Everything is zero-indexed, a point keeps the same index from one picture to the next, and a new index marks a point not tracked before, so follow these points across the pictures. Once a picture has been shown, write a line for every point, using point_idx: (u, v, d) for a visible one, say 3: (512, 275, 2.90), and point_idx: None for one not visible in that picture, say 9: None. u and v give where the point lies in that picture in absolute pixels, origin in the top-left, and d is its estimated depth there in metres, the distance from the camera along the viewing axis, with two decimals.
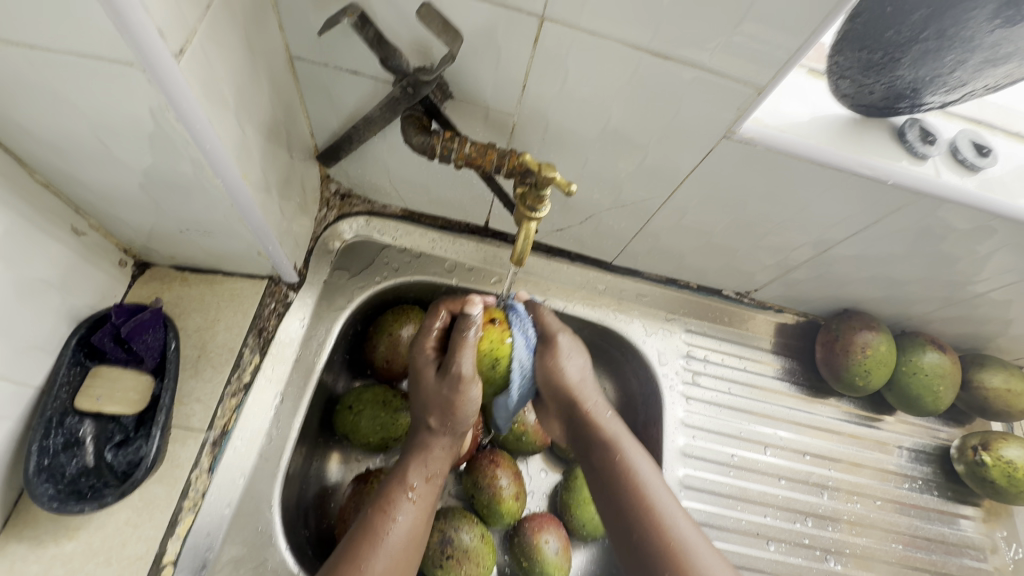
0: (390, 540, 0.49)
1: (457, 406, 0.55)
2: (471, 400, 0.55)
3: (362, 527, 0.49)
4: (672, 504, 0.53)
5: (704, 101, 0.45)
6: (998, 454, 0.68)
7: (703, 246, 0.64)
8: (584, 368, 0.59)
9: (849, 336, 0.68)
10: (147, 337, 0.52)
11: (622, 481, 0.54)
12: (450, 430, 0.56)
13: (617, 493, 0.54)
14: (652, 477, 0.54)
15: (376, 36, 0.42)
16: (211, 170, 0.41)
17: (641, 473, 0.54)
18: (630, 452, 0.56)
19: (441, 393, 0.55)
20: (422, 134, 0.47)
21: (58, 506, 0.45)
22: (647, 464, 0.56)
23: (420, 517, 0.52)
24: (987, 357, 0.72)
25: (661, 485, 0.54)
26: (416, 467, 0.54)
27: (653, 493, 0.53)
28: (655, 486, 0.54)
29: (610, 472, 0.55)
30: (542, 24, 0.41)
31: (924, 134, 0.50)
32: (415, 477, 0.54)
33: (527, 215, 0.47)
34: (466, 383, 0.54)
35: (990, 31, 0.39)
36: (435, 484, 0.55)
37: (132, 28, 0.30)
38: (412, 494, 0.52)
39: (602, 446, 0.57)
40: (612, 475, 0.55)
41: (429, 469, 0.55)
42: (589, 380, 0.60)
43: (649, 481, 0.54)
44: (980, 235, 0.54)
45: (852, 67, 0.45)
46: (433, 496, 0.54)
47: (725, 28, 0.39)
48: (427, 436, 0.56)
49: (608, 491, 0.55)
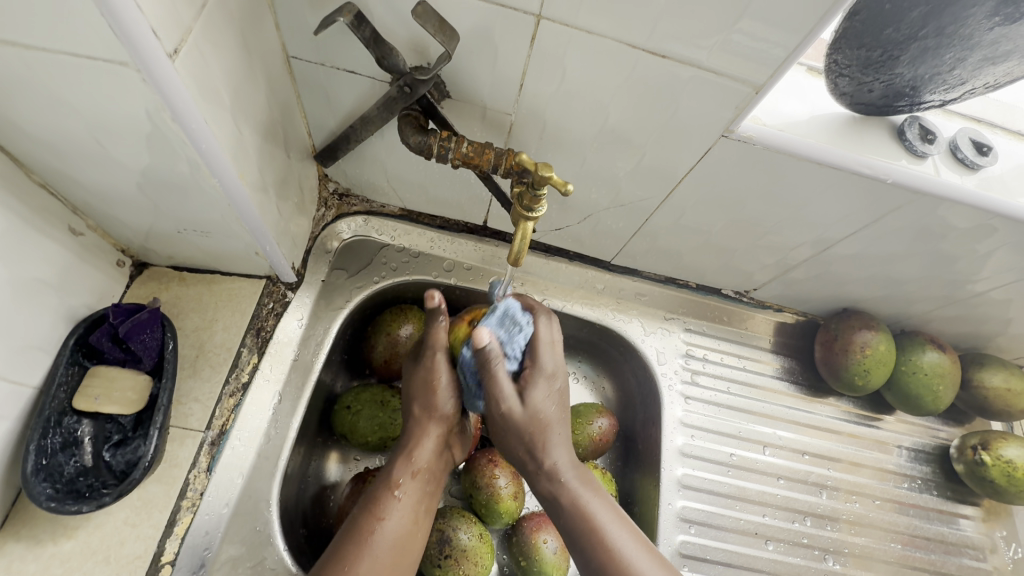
0: (378, 541, 0.49)
1: (435, 388, 0.55)
2: (445, 382, 0.55)
3: (350, 527, 0.50)
4: (639, 551, 0.50)
5: (701, 100, 0.45)
6: (998, 453, 0.68)
7: (702, 245, 0.64)
8: (551, 411, 0.52)
9: (848, 335, 0.68)
10: (145, 337, 0.51)
11: (590, 540, 0.50)
12: (434, 419, 0.55)
13: (585, 551, 0.50)
14: (620, 530, 0.51)
15: (373, 35, 0.41)
16: (207, 170, 0.41)
17: (607, 529, 0.50)
18: (594, 505, 0.52)
19: (419, 377, 0.55)
20: (419, 133, 0.47)
21: (56, 506, 0.44)
22: (611, 514, 0.52)
23: (408, 512, 0.51)
24: (987, 356, 0.72)
25: (629, 538, 0.50)
26: (402, 462, 0.54)
27: (622, 548, 0.49)
28: (623, 540, 0.50)
29: (576, 529, 0.51)
30: (540, 23, 0.41)
31: (924, 133, 0.50)
32: (401, 473, 0.53)
33: (524, 214, 0.47)
34: (437, 365, 0.54)
35: (990, 29, 0.39)
36: (425, 477, 0.54)
37: (126, 28, 0.29)
38: (398, 491, 0.52)
39: (564, 504, 0.52)
40: (578, 534, 0.51)
41: (418, 463, 0.54)
42: (554, 420, 0.52)
43: (615, 536, 0.50)
44: (980, 234, 0.54)
45: (851, 65, 0.45)
46: (423, 489, 0.53)
47: (722, 27, 0.39)
48: (415, 426, 0.55)
49: (577, 550, 0.51)
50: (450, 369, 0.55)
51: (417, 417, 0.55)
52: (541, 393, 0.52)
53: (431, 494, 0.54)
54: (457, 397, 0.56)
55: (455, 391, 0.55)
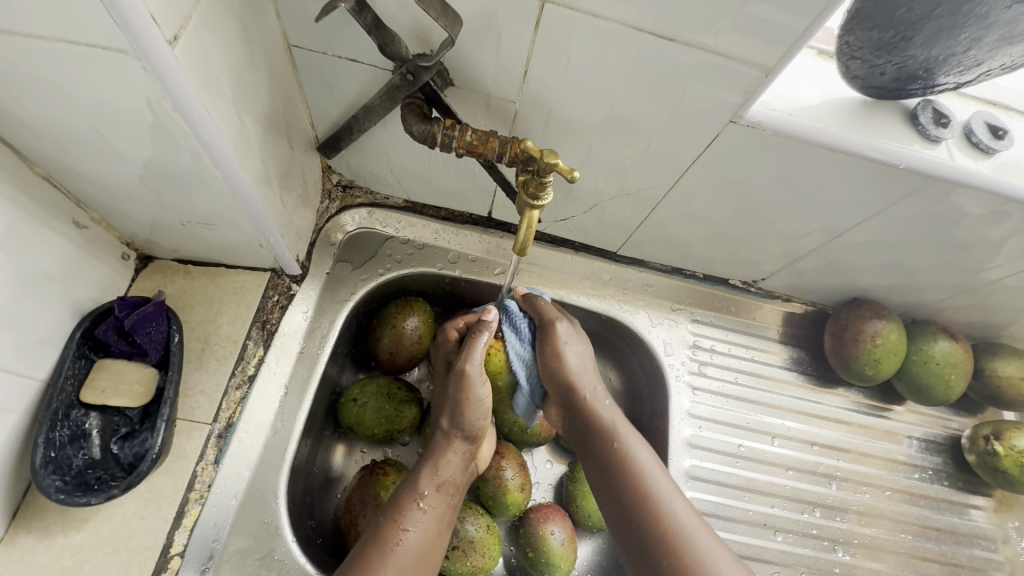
0: (403, 552, 0.48)
1: (466, 406, 0.56)
2: (479, 397, 0.56)
3: (374, 537, 0.49)
4: (670, 489, 0.51)
5: (710, 84, 0.44)
6: (1010, 443, 0.67)
7: (709, 234, 0.63)
8: (584, 362, 0.59)
9: (858, 325, 0.67)
10: (151, 329, 0.51)
11: (624, 474, 0.52)
12: (461, 433, 0.56)
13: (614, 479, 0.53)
14: (655, 469, 0.52)
15: (374, 20, 0.40)
16: (210, 161, 0.40)
17: (642, 465, 0.52)
18: (631, 442, 0.54)
19: (454, 394, 0.57)
20: (422, 121, 0.47)
21: (64, 498, 0.44)
22: (648, 455, 0.54)
23: (432, 525, 0.51)
24: (999, 345, 0.71)
25: (662, 477, 0.52)
26: (425, 475, 0.54)
27: (654, 483, 0.51)
28: (656, 478, 0.51)
29: (612, 464, 0.53)
30: (543, 7, 0.40)
31: (937, 116, 0.49)
32: (424, 484, 0.53)
33: (528, 203, 0.46)
34: (470, 381, 0.56)
35: (1006, 7, 0.38)
36: (448, 491, 0.54)
37: (125, 13, 0.29)
38: (423, 502, 0.52)
39: (603, 439, 0.55)
40: (613, 468, 0.53)
41: (442, 475, 0.54)
42: (590, 370, 0.59)
43: (650, 473, 0.52)
44: (995, 220, 0.53)
45: (863, 47, 0.44)
46: (447, 502, 0.53)
47: (731, 8, 0.38)
48: (441, 439, 0.56)
49: (610, 485, 0.53)
50: (484, 382, 0.57)
51: (445, 431, 0.56)
52: (581, 346, 0.60)
53: (454, 508, 0.54)
54: (489, 418, 0.57)
55: (484, 412, 0.57)
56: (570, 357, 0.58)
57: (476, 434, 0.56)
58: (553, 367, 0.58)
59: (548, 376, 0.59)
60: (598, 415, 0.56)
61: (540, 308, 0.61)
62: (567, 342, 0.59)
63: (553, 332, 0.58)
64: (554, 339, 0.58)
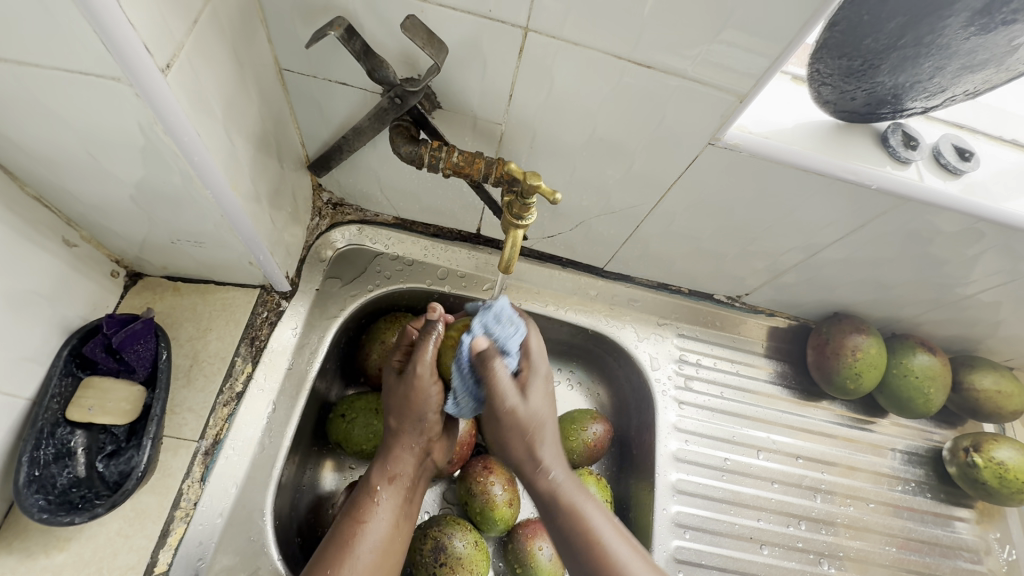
0: (361, 544, 0.49)
1: (413, 404, 0.54)
2: (429, 396, 0.54)
3: (335, 534, 0.50)
4: (634, 559, 0.48)
5: (689, 108, 0.45)
6: (989, 455, 0.68)
7: (692, 251, 0.64)
8: (544, 416, 0.52)
9: (839, 339, 0.69)
10: (139, 346, 0.51)
11: (583, 541, 0.49)
12: (411, 429, 0.55)
13: (573, 544, 0.49)
14: (613, 534, 0.49)
15: (363, 48, 0.41)
16: (200, 181, 0.41)
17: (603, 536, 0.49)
18: (588, 510, 0.50)
19: (401, 393, 0.55)
20: (410, 143, 0.48)
21: (48, 517, 0.44)
22: (606, 519, 0.51)
23: (390, 516, 0.52)
24: (977, 358, 0.73)
25: (623, 544, 0.49)
26: (377, 471, 0.54)
27: (615, 553, 0.48)
28: (615, 547, 0.49)
29: (569, 529, 0.50)
30: (527, 35, 0.42)
31: (907, 139, 0.51)
32: (377, 479, 0.54)
33: (513, 223, 0.47)
34: (421, 382, 0.53)
35: (966, 38, 0.40)
36: (403, 483, 0.54)
37: (119, 44, 0.30)
38: (377, 497, 0.53)
39: (560, 504, 0.50)
40: (571, 535, 0.50)
41: (394, 468, 0.54)
42: (544, 430, 0.52)
43: (609, 540, 0.49)
44: (967, 238, 0.55)
45: (834, 74, 0.46)
46: (402, 494, 0.54)
47: (706, 36, 0.39)
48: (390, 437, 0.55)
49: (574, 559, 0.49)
50: (433, 385, 0.54)
51: (393, 429, 0.55)
52: (537, 394, 0.52)
53: (410, 498, 0.55)
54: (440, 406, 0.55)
55: (436, 405, 0.55)
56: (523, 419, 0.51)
57: (427, 427, 0.55)
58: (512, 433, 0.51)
59: (500, 434, 0.52)
60: (552, 483, 0.51)
61: (496, 372, 0.50)
62: (521, 404, 0.51)
63: (507, 402, 0.50)
64: (506, 404, 0.50)
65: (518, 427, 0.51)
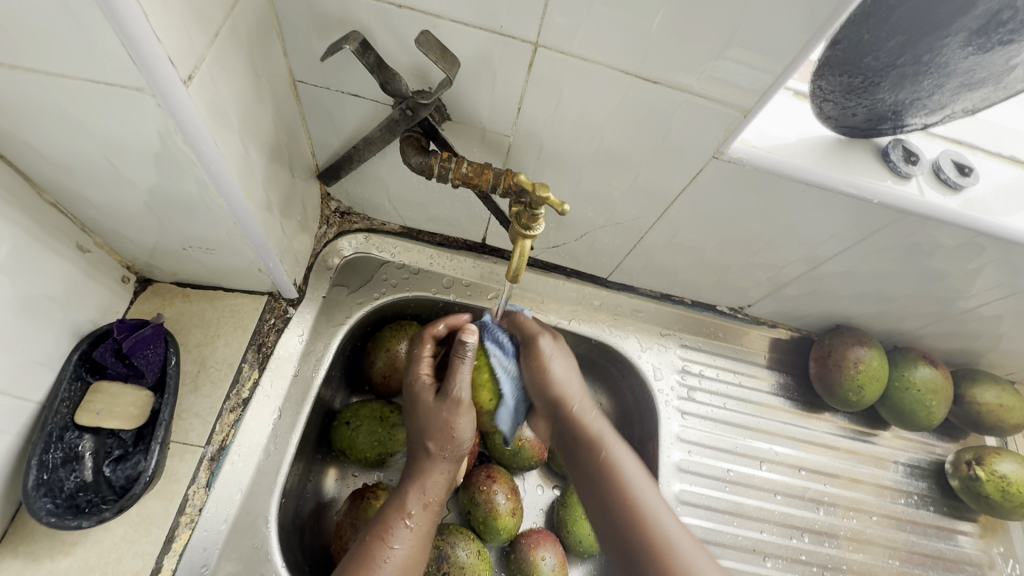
0: (390, 570, 0.48)
1: (453, 430, 0.55)
2: (468, 423, 0.55)
3: (361, 555, 0.49)
4: (660, 505, 0.53)
5: (694, 123, 0.46)
6: (992, 468, 0.68)
7: (695, 262, 0.65)
8: (569, 372, 0.59)
9: (842, 351, 0.69)
10: (148, 352, 0.52)
11: (609, 481, 0.54)
12: (448, 454, 0.56)
13: (597, 483, 0.55)
14: (640, 476, 0.54)
15: (377, 61, 0.42)
16: (215, 189, 0.42)
17: (629, 475, 0.54)
18: (618, 453, 0.56)
19: (438, 416, 0.55)
20: (420, 154, 0.49)
21: (55, 521, 0.44)
22: (637, 467, 0.56)
23: (418, 544, 0.51)
24: (978, 372, 0.73)
25: (648, 486, 0.54)
26: (409, 493, 0.54)
27: (641, 496, 0.53)
28: (638, 485, 0.54)
29: (598, 473, 0.55)
30: (537, 50, 0.43)
31: (907, 154, 0.52)
32: (411, 502, 0.53)
33: (522, 232, 0.48)
34: (462, 408, 0.55)
35: (964, 58, 0.41)
36: (435, 509, 0.54)
37: (145, 56, 0.31)
38: (409, 521, 0.52)
39: (591, 448, 0.56)
40: (599, 475, 0.55)
41: (427, 495, 0.54)
42: (574, 381, 0.59)
43: (637, 485, 0.54)
44: (967, 252, 0.55)
45: (835, 91, 0.47)
46: (433, 520, 0.53)
47: (712, 53, 0.40)
48: (427, 458, 0.55)
49: (598, 494, 0.55)
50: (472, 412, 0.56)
51: (431, 452, 0.55)
52: (568, 351, 0.60)
53: (437, 525, 0.54)
54: (473, 436, 0.57)
55: (472, 433, 0.56)
56: (556, 370, 0.58)
57: (461, 455, 0.56)
58: (547, 386, 0.58)
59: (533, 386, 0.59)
60: (586, 426, 0.57)
61: (522, 322, 0.60)
62: (552, 357, 0.58)
63: (541, 347, 0.58)
64: (537, 349, 0.58)
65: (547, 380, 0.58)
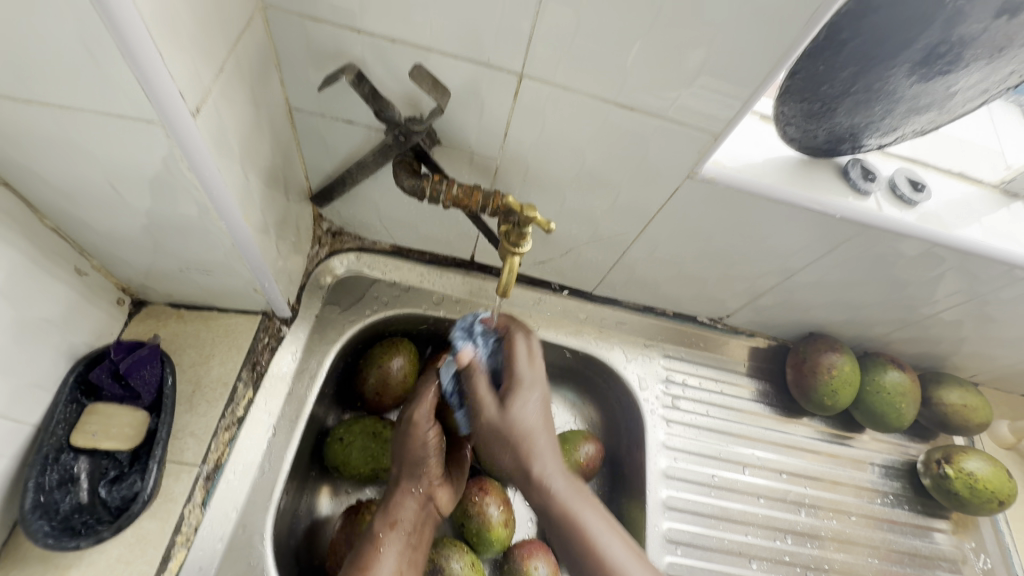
0: None
1: (413, 450, 0.59)
2: (425, 438, 0.58)
3: None
4: (608, 532, 0.55)
5: (669, 147, 0.50)
6: (960, 466, 0.72)
7: (675, 275, 0.68)
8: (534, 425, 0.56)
9: (815, 358, 0.73)
10: (145, 372, 0.53)
11: (562, 525, 0.56)
12: (412, 474, 0.59)
13: (560, 528, 0.56)
14: (608, 532, 0.55)
15: (371, 91, 0.46)
16: (216, 213, 0.44)
17: (588, 524, 0.55)
18: (581, 511, 0.56)
19: (401, 441, 0.60)
20: (413, 177, 0.51)
21: (52, 543, 0.45)
22: (597, 515, 0.56)
23: (393, 563, 0.54)
24: (943, 374, 0.77)
25: (606, 529, 0.55)
26: (381, 517, 0.57)
27: (592, 531, 0.55)
28: (603, 538, 0.55)
29: (555, 516, 0.56)
30: (521, 80, 0.46)
31: (865, 172, 0.56)
32: (380, 526, 0.57)
33: (510, 250, 0.51)
34: (417, 423, 0.59)
35: (909, 86, 0.45)
36: (404, 529, 0.57)
37: (157, 92, 0.33)
38: (381, 543, 0.55)
39: (549, 510, 0.56)
40: (552, 519, 0.57)
41: (396, 515, 0.57)
42: (540, 434, 0.56)
43: (597, 533, 0.55)
44: (925, 261, 0.59)
45: (796, 116, 0.51)
46: (404, 541, 0.56)
47: (683, 83, 0.44)
48: (397, 483, 0.59)
49: (557, 535, 0.57)
50: (428, 426, 0.59)
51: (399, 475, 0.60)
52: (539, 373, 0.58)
53: (415, 546, 0.56)
54: (440, 449, 0.59)
55: (434, 448, 0.59)
56: (518, 424, 0.56)
57: (426, 472, 0.58)
58: (505, 452, 0.57)
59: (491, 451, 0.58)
60: (542, 484, 0.56)
61: (479, 385, 0.58)
62: (518, 412, 0.56)
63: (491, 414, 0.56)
64: (489, 420, 0.56)
65: (503, 442, 0.56)
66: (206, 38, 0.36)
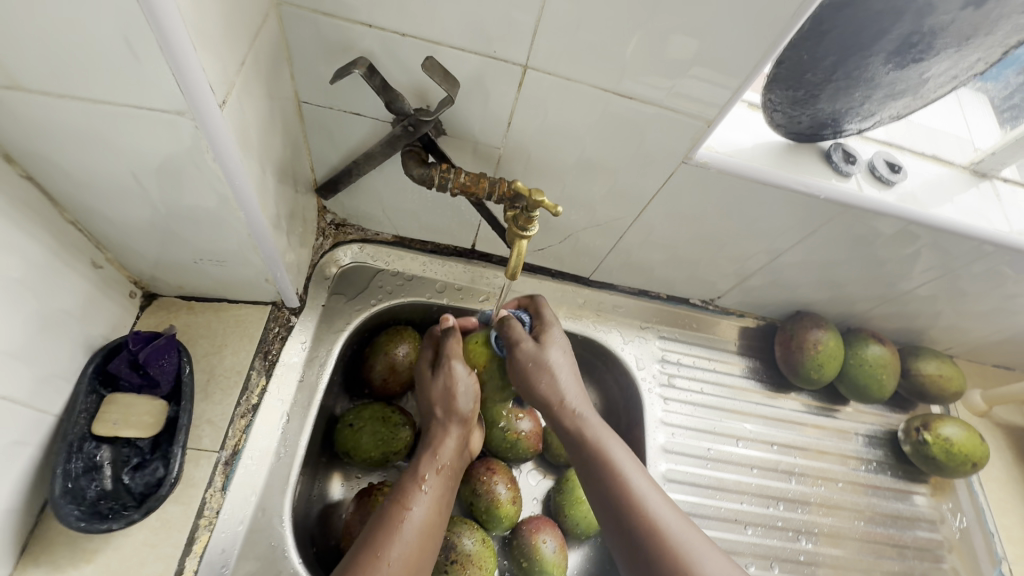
0: (409, 528, 0.52)
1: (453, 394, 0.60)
2: (466, 382, 0.61)
3: (381, 519, 0.52)
4: (647, 484, 0.54)
5: (664, 134, 0.52)
6: (937, 432, 0.77)
7: (669, 258, 0.71)
8: (561, 363, 0.59)
9: (802, 334, 0.76)
10: (163, 362, 0.54)
11: (603, 471, 0.54)
12: (455, 419, 0.60)
13: (594, 471, 0.55)
14: (635, 469, 0.54)
15: (382, 83, 0.47)
16: (236, 204, 0.45)
17: (628, 473, 0.54)
18: (612, 445, 0.56)
19: (439, 388, 0.61)
20: (421, 165, 0.53)
21: (85, 525, 0.46)
22: (626, 452, 0.56)
23: (434, 501, 0.55)
24: (921, 348, 0.82)
25: (637, 469, 0.55)
26: (425, 461, 0.59)
27: (631, 480, 0.53)
28: (638, 481, 0.53)
29: (587, 453, 0.56)
30: (525, 71, 0.48)
31: (846, 156, 0.59)
32: (425, 469, 0.58)
33: (518, 234, 0.53)
34: (456, 373, 0.61)
35: (886, 73, 0.49)
36: (447, 472, 0.58)
37: (189, 85, 0.35)
38: (424, 484, 0.56)
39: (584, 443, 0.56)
40: (593, 467, 0.55)
41: (441, 459, 0.59)
42: (569, 371, 0.60)
43: (626, 469, 0.54)
44: (902, 239, 0.63)
45: (783, 102, 0.53)
46: (445, 483, 0.58)
47: (678, 73, 0.47)
48: (437, 426, 0.61)
49: (594, 481, 0.55)
50: (467, 377, 0.61)
51: (440, 419, 0.61)
52: (556, 346, 0.60)
53: (453, 488, 0.59)
54: (477, 398, 0.61)
55: (473, 395, 0.61)
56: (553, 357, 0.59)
57: (468, 417, 0.61)
58: (535, 386, 0.58)
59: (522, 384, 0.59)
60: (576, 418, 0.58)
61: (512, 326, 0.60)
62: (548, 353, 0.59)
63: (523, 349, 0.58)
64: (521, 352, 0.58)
65: (531, 378, 0.58)
66: (230, 33, 0.37)
